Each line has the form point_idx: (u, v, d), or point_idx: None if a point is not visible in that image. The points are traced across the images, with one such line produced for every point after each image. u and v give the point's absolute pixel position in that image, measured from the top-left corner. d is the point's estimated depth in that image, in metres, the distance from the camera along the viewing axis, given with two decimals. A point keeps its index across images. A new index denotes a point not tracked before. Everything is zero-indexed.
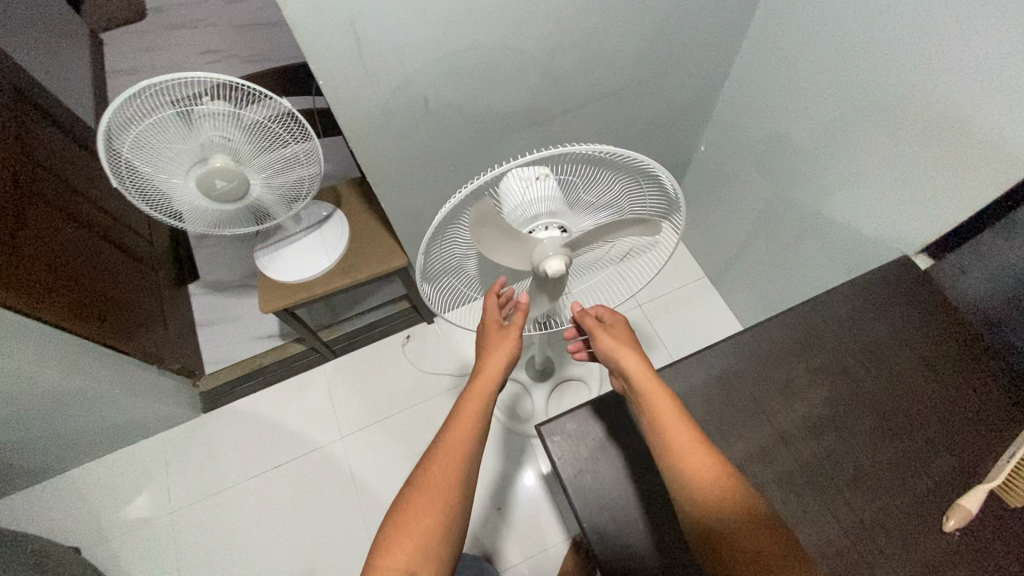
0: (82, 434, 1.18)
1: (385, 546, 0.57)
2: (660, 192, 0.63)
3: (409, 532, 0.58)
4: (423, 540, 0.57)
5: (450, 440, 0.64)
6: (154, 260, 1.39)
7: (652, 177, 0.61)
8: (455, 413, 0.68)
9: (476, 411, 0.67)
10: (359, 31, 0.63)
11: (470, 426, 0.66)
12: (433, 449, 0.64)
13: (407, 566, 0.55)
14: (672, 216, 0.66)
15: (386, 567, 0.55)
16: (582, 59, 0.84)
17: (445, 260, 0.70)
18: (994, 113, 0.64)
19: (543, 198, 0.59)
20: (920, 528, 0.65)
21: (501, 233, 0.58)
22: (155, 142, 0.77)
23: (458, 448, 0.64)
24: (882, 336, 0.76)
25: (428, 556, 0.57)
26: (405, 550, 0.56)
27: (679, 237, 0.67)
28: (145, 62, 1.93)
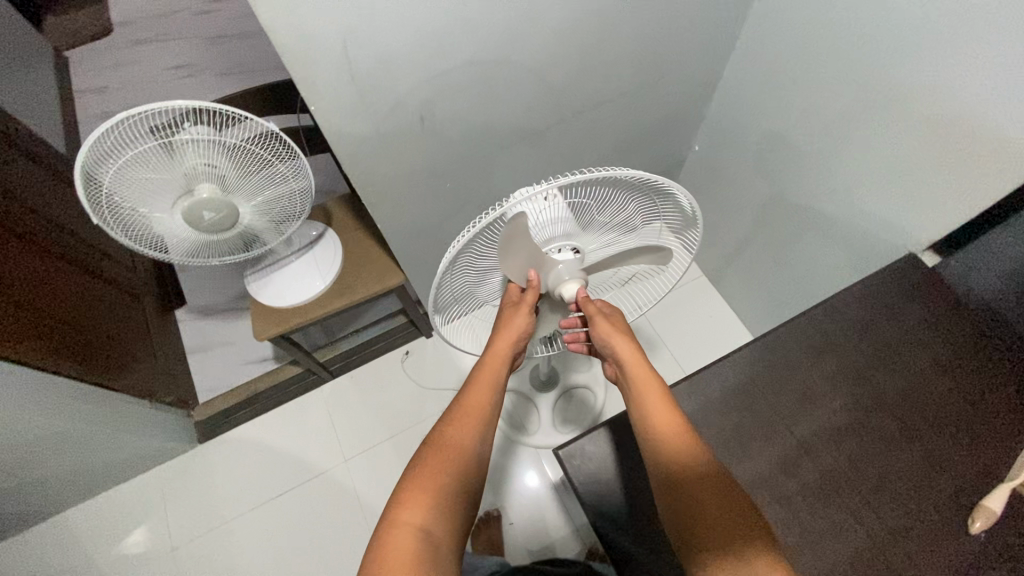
0: (75, 477, 1.14)
1: (399, 503, 0.58)
2: (677, 209, 0.63)
3: (424, 492, 0.58)
4: (439, 500, 0.58)
5: (464, 411, 0.66)
6: (139, 289, 1.34)
7: (668, 195, 0.61)
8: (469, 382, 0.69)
9: (490, 388, 0.68)
10: (351, 54, 0.61)
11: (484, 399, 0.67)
12: (446, 419, 0.65)
13: (422, 524, 0.56)
14: (689, 231, 0.67)
15: (401, 521, 0.56)
16: (579, 66, 0.82)
17: (457, 289, 0.72)
18: (997, 109, 0.64)
19: (556, 219, 0.60)
20: (946, 531, 0.65)
21: (523, 257, 0.61)
22: (136, 175, 0.74)
23: (474, 421, 0.65)
24: (894, 338, 0.77)
25: (442, 516, 0.58)
26: (420, 507, 0.57)
27: (694, 254, 0.69)
28: (115, 79, 1.86)
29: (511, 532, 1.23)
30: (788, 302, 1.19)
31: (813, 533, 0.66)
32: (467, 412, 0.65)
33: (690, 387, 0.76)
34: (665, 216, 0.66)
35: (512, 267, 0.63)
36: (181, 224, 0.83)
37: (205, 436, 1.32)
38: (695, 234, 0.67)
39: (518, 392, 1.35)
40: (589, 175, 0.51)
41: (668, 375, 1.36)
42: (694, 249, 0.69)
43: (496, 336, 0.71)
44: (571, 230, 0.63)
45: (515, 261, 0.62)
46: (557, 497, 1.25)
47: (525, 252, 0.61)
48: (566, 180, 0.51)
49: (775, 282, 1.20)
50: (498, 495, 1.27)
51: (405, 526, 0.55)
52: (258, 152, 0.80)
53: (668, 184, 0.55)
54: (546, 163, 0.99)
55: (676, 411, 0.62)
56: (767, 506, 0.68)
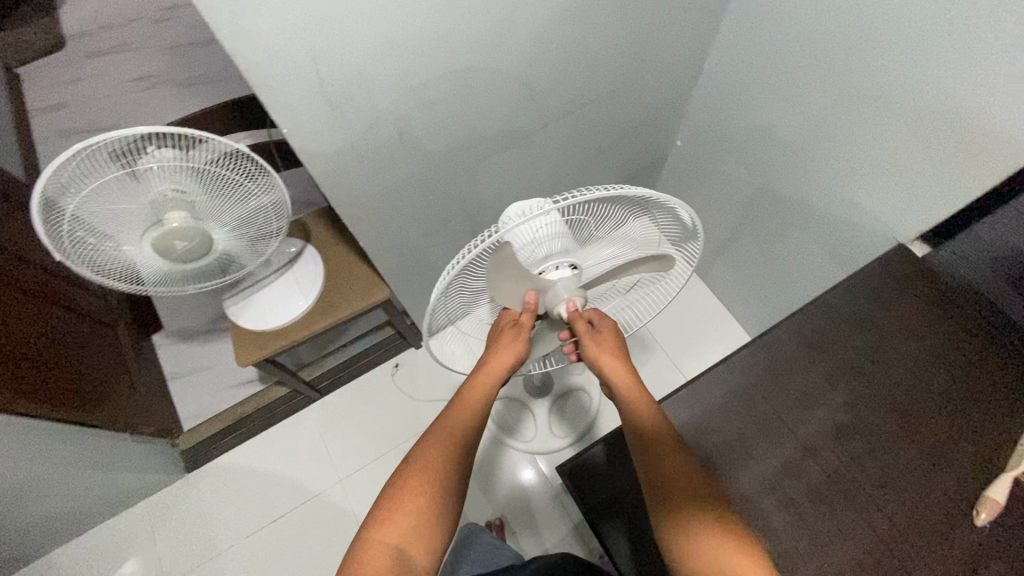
0: (57, 518, 1.09)
1: (377, 520, 0.58)
2: (675, 221, 0.64)
3: (402, 511, 0.58)
4: (416, 520, 0.58)
5: (446, 426, 0.63)
6: (113, 317, 1.28)
7: (666, 208, 0.62)
8: (459, 397, 0.66)
9: (479, 406, 0.66)
10: (322, 72, 0.58)
11: (468, 415, 0.64)
12: (431, 433, 0.63)
13: (397, 543, 0.56)
14: (687, 241, 0.68)
15: (376, 539, 0.56)
16: (561, 70, 0.79)
17: (450, 308, 0.70)
18: (980, 98, 0.64)
19: (555, 237, 0.60)
20: (952, 523, 0.64)
21: (516, 278, 0.61)
22: (98, 207, 0.70)
23: (456, 437, 0.63)
24: (890, 332, 0.77)
25: (419, 536, 0.57)
26: (397, 527, 0.57)
27: (694, 262, 0.70)
28: (72, 95, 1.77)
29: (514, 540, 1.22)
30: (778, 294, 1.19)
31: (822, 534, 0.66)
32: (450, 427, 0.63)
33: (694, 392, 0.78)
34: (663, 230, 0.66)
35: (505, 287, 0.63)
36: (149, 253, 0.80)
37: (191, 464, 1.28)
38: (694, 245, 0.68)
39: (511, 398, 1.33)
40: (592, 194, 0.51)
41: (663, 372, 1.38)
42: (693, 259, 0.70)
43: (489, 352, 0.68)
44: (568, 247, 0.62)
45: (506, 282, 0.62)
46: (552, 493, 1.26)
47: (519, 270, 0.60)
48: (569, 201, 0.51)
49: (764, 274, 1.20)
50: (497, 502, 1.26)
51: (380, 545, 0.56)
52: (232, 178, 0.76)
53: (668, 199, 0.55)
54: (530, 169, 0.97)
55: (667, 431, 0.63)
56: (775, 509, 0.68)
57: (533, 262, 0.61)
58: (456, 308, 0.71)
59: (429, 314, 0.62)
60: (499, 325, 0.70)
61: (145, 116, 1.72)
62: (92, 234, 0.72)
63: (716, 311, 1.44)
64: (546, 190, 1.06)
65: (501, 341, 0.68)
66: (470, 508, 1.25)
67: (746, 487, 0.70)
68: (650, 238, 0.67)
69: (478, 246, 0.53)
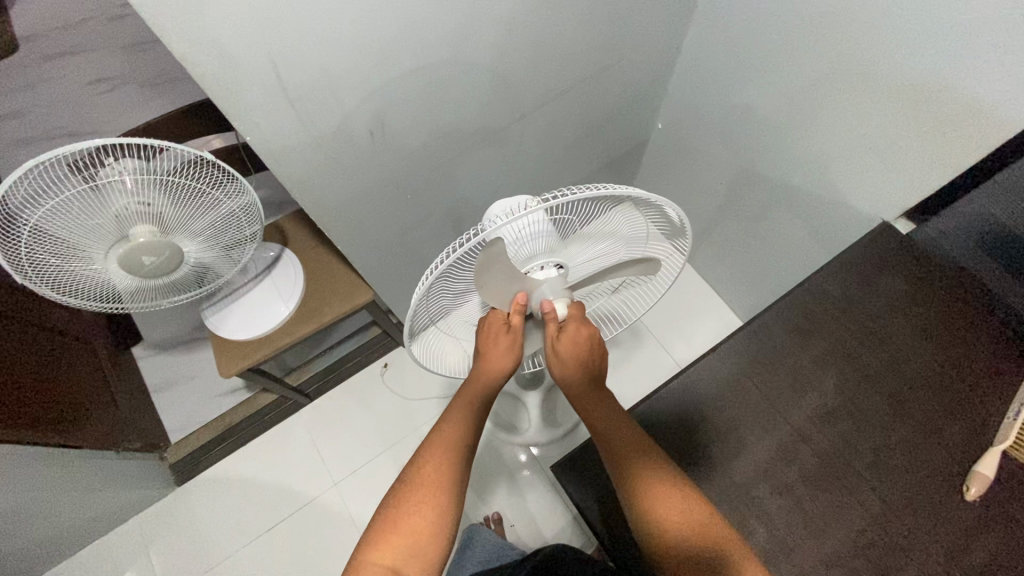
0: (47, 542, 1.07)
1: (371, 541, 0.57)
2: (664, 216, 0.63)
3: (396, 531, 0.57)
4: (411, 539, 0.57)
5: (436, 442, 0.63)
6: (89, 332, 1.24)
7: (654, 205, 0.60)
8: (448, 412, 0.66)
9: (468, 420, 0.65)
10: (283, 74, 0.55)
11: (457, 431, 0.64)
12: (422, 450, 0.63)
13: (393, 564, 0.55)
14: (677, 236, 0.66)
15: (370, 561, 0.56)
16: (536, 59, 0.77)
17: (432, 311, 0.68)
18: (962, 72, 0.63)
19: (540, 234, 0.59)
20: (944, 499, 0.65)
21: (501, 279, 0.60)
22: (60, 228, 0.66)
23: (447, 452, 0.62)
24: (878, 311, 0.77)
25: (415, 556, 0.56)
26: (392, 547, 0.56)
27: (684, 257, 0.69)
28: (27, 102, 1.70)
29: (514, 533, 1.22)
30: (764, 274, 1.19)
31: (817, 518, 0.66)
32: (440, 442, 0.63)
33: (685, 382, 0.78)
34: (652, 223, 0.65)
35: (491, 290, 0.61)
36: (119, 270, 0.77)
37: (182, 477, 1.26)
38: (683, 240, 0.67)
39: (504, 394, 1.31)
40: (582, 195, 0.50)
41: (654, 357, 1.38)
42: (682, 255, 0.69)
43: (481, 362, 0.66)
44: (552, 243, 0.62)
45: (494, 283, 0.60)
46: (548, 482, 1.27)
47: (506, 272, 0.59)
48: (558, 202, 0.50)
49: (749, 255, 1.20)
50: (494, 497, 1.26)
51: (374, 566, 0.55)
52: (199, 186, 0.73)
53: (660, 199, 0.54)
54: (509, 161, 0.95)
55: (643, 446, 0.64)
56: (768, 494, 0.68)
57: (517, 259, 0.61)
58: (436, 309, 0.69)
59: (411, 314, 0.60)
60: (485, 327, 0.67)
61: (108, 121, 1.66)
62: (56, 255, 0.69)
63: (703, 292, 1.44)
64: (526, 181, 1.04)
65: (489, 349, 0.66)
66: (468, 505, 1.25)
67: (739, 476, 0.70)
68: (638, 231, 0.66)
69: (460, 251, 0.51)
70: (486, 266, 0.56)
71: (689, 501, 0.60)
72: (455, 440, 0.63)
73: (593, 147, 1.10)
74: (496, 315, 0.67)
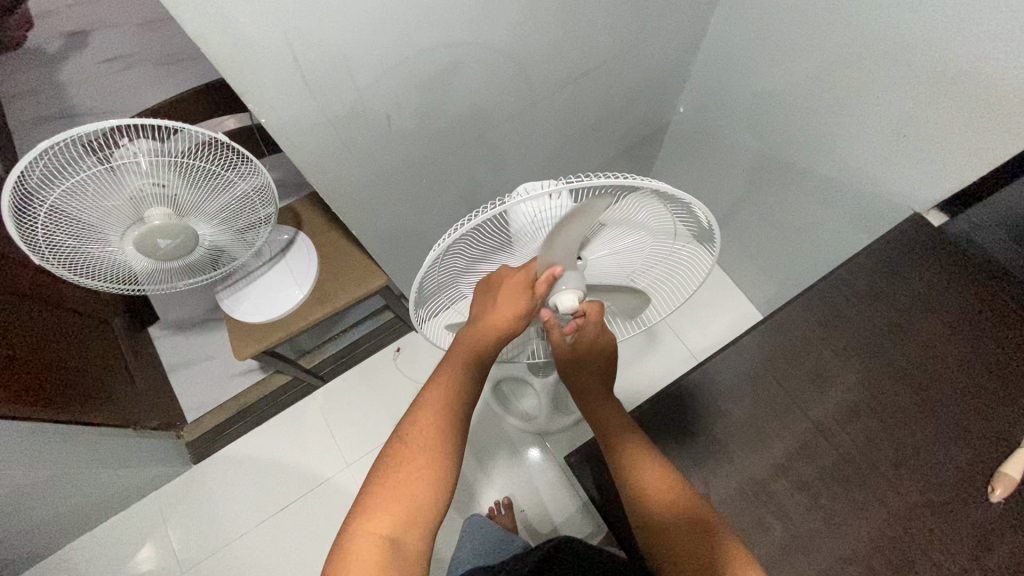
0: (72, 514, 1.10)
1: (366, 509, 0.56)
2: (693, 216, 0.61)
3: (393, 499, 0.56)
4: (410, 506, 0.56)
5: (428, 404, 0.62)
6: (108, 311, 1.25)
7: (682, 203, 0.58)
8: (436, 374, 0.64)
9: (453, 382, 0.63)
10: (299, 55, 0.54)
11: (446, 392, 0.62)
12: (414, 412, 0.62)
13: (390, 533, 0.55)
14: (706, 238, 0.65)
15: (365, 530, 0.55)
16: (555, 40, 0.75)
17: (442, 283, 0.67)
18: (1005, 60, 0.59)
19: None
20: (966, 498, 0.64)
21: (567, 238, 0.56)
22: (74, 209, 0.66)
23: (441, 413, 0.61)
24: (905, 305, 0.75)
25: (413, 524, 0.56)
26: (389, 516, 0.56)
27: (712, 261, 0.67)
28: (43, 79, 1.69)
29: (522, 517, 1.23)
30: (785, 263, 1.16)
31: (835, 515, 0.65)
32: (434, 404, 0.62)
33: (704, 374, 0.77)
34: (681, 223, 0.64)
35: (556, 243, 0.56)
36: (136, 252, 0.77)
37: (199, 456, 1.28)
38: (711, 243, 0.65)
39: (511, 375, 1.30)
40: (599, 180, 0.48)
41: (668, 346, 1.36)
42: (709, 258, 0.67)
43: (486, 321, 0.62)
44: (583, 239, 0.59)
45: (569, 235, 0.56)
46: (557, 468, 1.28)
47: (572, 231, 0.55)
48: (576, 185, 0.47)
49: (771, 244, 1.17)
50: (503, 480, 1.27)
51: (371, 536, 0.54)
52: (212, 167, 0.72)
53: (686, 196, 0.52)
54: (528, 144, 0.93)
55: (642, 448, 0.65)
56: (786, 491, 0.68)
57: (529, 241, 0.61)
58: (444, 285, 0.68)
59: (416, 287, 0.59)
60: (507, 283, 0.60)
61: (123, 100, 1.66)
62: (73, 238, 0.69)
63: (719, 282, 1.42)
64: (543, 167, 1.02)
65: (495, 304, 0.61)
66: (474, 485, 1.26)
67: (757, 472, 0.69)
68: (665, 229, 0.64)
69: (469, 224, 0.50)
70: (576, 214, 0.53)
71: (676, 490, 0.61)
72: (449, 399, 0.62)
73: (613, 132, 1.07)
74: (526, 269, 0.61)
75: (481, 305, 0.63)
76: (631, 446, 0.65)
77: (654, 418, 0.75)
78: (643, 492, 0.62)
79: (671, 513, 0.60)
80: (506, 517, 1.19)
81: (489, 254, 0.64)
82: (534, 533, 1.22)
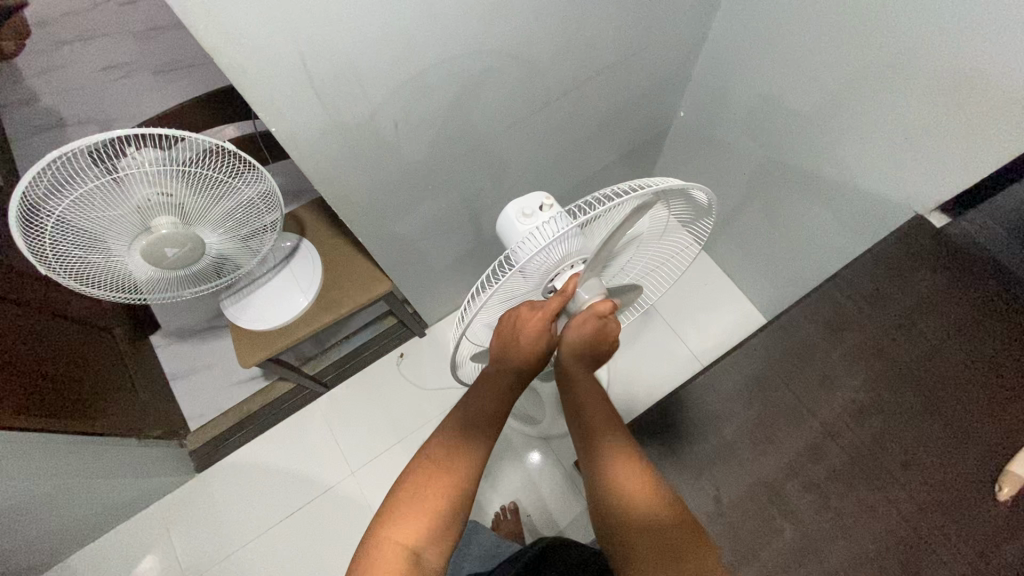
0: (75, 525, 1.09)
1: (391, 519, 0.57)
2: (687, 204, 0.63)
3: (419, 511, 0.57)
4: (436, 521, 0.57)
5: (455, 421, 0.64)
6: (111, 321, 1.25)
7: (683, 195, 0.60)
8: (467, 393, 0.67)
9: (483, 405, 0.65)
10: (310, 65, 0.54)
11: (473, 411, 0.64)
12: (442, 430, 0.64)
13: (413, 544, 0.55)
14: (701, 219, 0.67)
15: (391, 540, 0.55)
16: (560, 47, 0.75)
17: (472, 327, 0.67)
18: (1007, 66, 0.60)
19: (571, 240, 0.58)
20: (974, 497, 0.63)
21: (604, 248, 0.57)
22: (80, 220, 0.66)
23: (467, 433, 0.63)
24: (910, 306, 0.76)
25: (435, 537, 0.56)
26: (415, 527, 0.56)
27: (706, 236, 0.70)
28: (39, 88, 1.69)
29: (529, 522, 1.23)
30: (787, 265, 1.17)
31: (846, 516, 0.66)
32: (462, 422, 0.64)
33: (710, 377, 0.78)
34: (675, 211, 0.65)
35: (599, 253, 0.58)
36: (141, 260, 0.77)
37: (201, 465, 1.27)
38: (706, 223, 0.68)
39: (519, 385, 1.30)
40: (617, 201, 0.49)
41: (672, 349, 1.37)
42: (706, 232, 0.71)
43: (517, 353, 0.62)
44: (609, 250, 0.60)
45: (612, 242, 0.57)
46: (559, 471, 1.28)
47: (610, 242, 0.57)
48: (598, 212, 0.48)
49: (773, 247, 1.18)
50: (511, 486, 1.27)
51: (395, 545, 0.54)
52: (218, 174, 0.72)
53: (693, 186, 0.54)
54: (533, 150, 0.93)
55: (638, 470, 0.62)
56: (798, 492, 0.68)
57: (548, 266, 0.60)
58: (478, 329, 0.69)
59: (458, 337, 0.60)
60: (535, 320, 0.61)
61: (122, 108, 1.65)
62: (77, 248, 0.68)
63: (721, 285, 1.42)
64: (546, 172, 1.02)
65: (518, 346, 0.62)
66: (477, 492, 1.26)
67: (767, 473, 0.70)
68: (662, 220, 0.66)
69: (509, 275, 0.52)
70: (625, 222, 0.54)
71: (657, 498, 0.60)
72: (474, 422, 0.64)
73: (614, 137, 1.08)
74: (543, 306, 0.61)
75: (502, 345, 0.63)
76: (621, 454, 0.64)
77: (662, 422, 0.76)
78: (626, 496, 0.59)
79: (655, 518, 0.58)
80: (512, 521, 1.20)
81: (514, 294, 0.64)
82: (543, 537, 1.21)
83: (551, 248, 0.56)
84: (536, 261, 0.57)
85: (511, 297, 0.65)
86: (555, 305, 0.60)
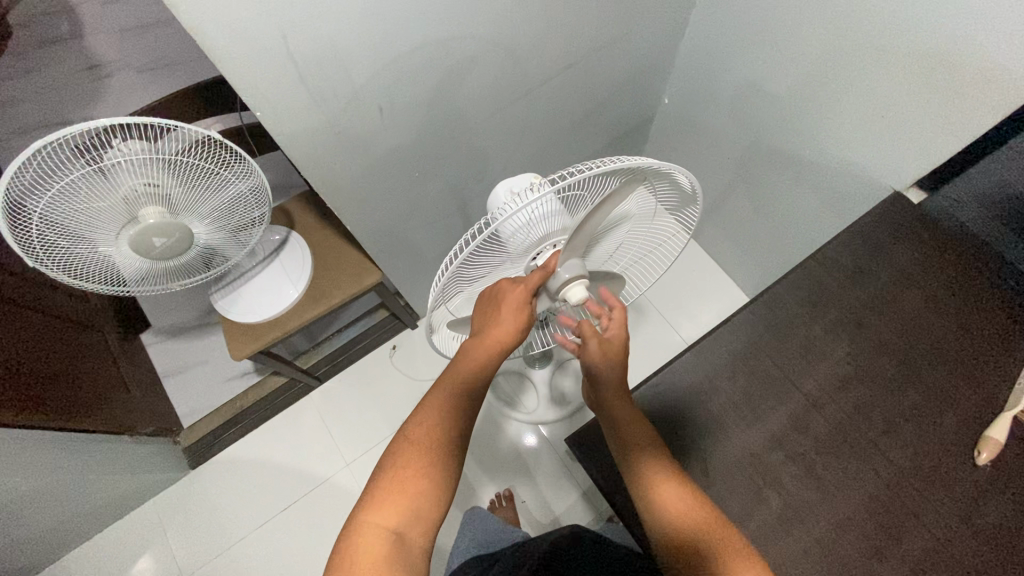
0: (70, 523, 1.09)
1: (372, 502, 0.57)
2: (674, 186, 0.64)
3: (399, 493, 0.57)
4: (416, 502, 0.57)
5: (433, 401, 0.63)
6: (100, 320, 1.24)
7: (667, 179, 0.61)
8: (445, 371, 0.66)
9: (462, 385, 0.64)
10: (293, 48, 0.54)
11: (452, 392, 0.64)
12: (421, 410, 0.63)
13: (395, 527, 0.55)
14: (686, 207, 0.70)
15: (372, 524, 0.55)
16: (543, 31, 0.76)
17: (452, 299, 0.69)
18: (982, 39, 0.61)
19: (553, 216, 0.60)
20: (954, 463, 0.66)
21: (584, 227, 0.58)
22: (66, 211, 0.65)
23: (445, 415, 0.62)
24: (889, 281, 0.77)
25: (417, 518, 0.57)
26: (395, 510, 0.56)
27: (691, 222, 0.72)
28: (23, 88, 1.67)
29: (524, 510, 1.24)
30: (773, 248, 1.19)
31: (830, 484, 0.67)
32: (440, 403, 0.63)
33: (697, 354, 0.79)
34: (662, 196, 0.67)
35: (581, 232, 0.59)
36: (129, 251, 0.77)
37: (196, 461, 1.27)
38: (691, 211, 0.70)
39: (510, 370, 1.33)
40: (593, 172, 0.50)
41: (663, 335, 1.39)
42: (691, 221, 0.73)
43: (491, 325, 0.64)
44: (593, 231, 0.61)
45: (594, 221, 0.57)
46: (555, 453, 1.29)
47: (591, 222, 0.57)
48: (572, 181, 0.49)
49: (759, 231, 1.20)
50: (507, 475, 1.28)
51: (376, 528, 0.55)
52: (204, 165, 0.72)
53: (673, 167, 0.55)
54: (520, 135, 0.94)
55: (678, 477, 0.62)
56: (782, 464, 0.69)
57: (531, 241, 0.62)
58: (458, 299, 0.71)
59: (433, 301, 0.62)
60: (507, 295, 0.64)
61: (107, 105, 1.64)
62: (63, 239, 0.68)
63: (709, 272, 1.44)
64: (533, 159, 1.03)
65: (496, 317, 0.64)
66: (475, 482, 1.27)
67: (754, 446, 0.71)
68: (649, 205, 0.67)
69: (477, 240, 0.52)
70: (606, 200, 0.54)
71: (688, 501, 0.60)
72: (451, 402, 0.63)
73: (601, 125, 1.09)
74: (524, 281, 0.64)
75: (483, 318, 0.66)
76: (654, 461, 0.64)
77: (650, 400, 0.77)
78: (655, 507, 0.61)
79: (685, 523, 0.59)
80: (508, 508, 1.20)
81: (495, 266, 0.67)
82: (542, 523, 1.22)
83: (531, 222, 0.58)
84: (517, 234, 0.59)
85: (493, 269, 0.67)
86: (535, 279, 0.63)
